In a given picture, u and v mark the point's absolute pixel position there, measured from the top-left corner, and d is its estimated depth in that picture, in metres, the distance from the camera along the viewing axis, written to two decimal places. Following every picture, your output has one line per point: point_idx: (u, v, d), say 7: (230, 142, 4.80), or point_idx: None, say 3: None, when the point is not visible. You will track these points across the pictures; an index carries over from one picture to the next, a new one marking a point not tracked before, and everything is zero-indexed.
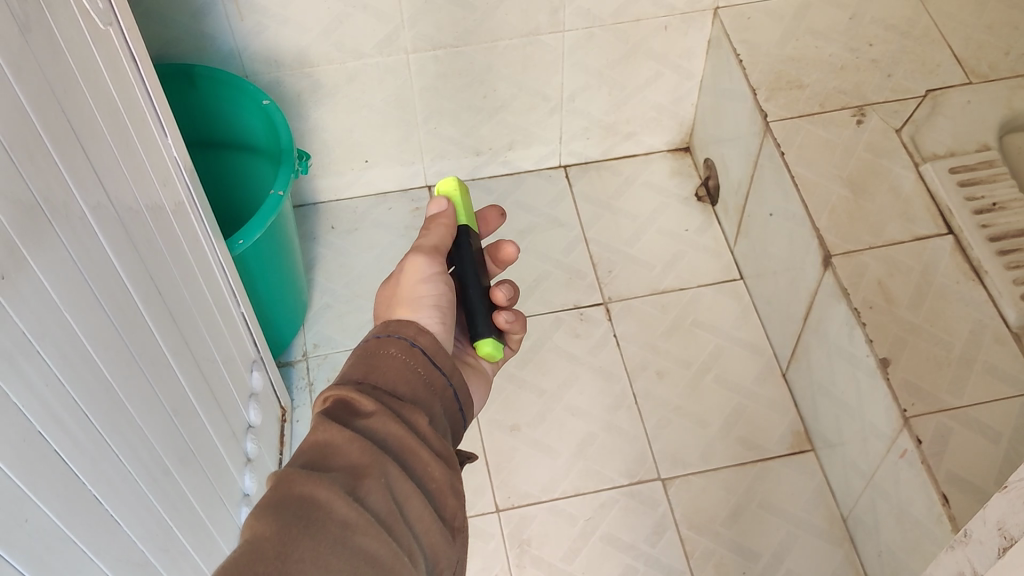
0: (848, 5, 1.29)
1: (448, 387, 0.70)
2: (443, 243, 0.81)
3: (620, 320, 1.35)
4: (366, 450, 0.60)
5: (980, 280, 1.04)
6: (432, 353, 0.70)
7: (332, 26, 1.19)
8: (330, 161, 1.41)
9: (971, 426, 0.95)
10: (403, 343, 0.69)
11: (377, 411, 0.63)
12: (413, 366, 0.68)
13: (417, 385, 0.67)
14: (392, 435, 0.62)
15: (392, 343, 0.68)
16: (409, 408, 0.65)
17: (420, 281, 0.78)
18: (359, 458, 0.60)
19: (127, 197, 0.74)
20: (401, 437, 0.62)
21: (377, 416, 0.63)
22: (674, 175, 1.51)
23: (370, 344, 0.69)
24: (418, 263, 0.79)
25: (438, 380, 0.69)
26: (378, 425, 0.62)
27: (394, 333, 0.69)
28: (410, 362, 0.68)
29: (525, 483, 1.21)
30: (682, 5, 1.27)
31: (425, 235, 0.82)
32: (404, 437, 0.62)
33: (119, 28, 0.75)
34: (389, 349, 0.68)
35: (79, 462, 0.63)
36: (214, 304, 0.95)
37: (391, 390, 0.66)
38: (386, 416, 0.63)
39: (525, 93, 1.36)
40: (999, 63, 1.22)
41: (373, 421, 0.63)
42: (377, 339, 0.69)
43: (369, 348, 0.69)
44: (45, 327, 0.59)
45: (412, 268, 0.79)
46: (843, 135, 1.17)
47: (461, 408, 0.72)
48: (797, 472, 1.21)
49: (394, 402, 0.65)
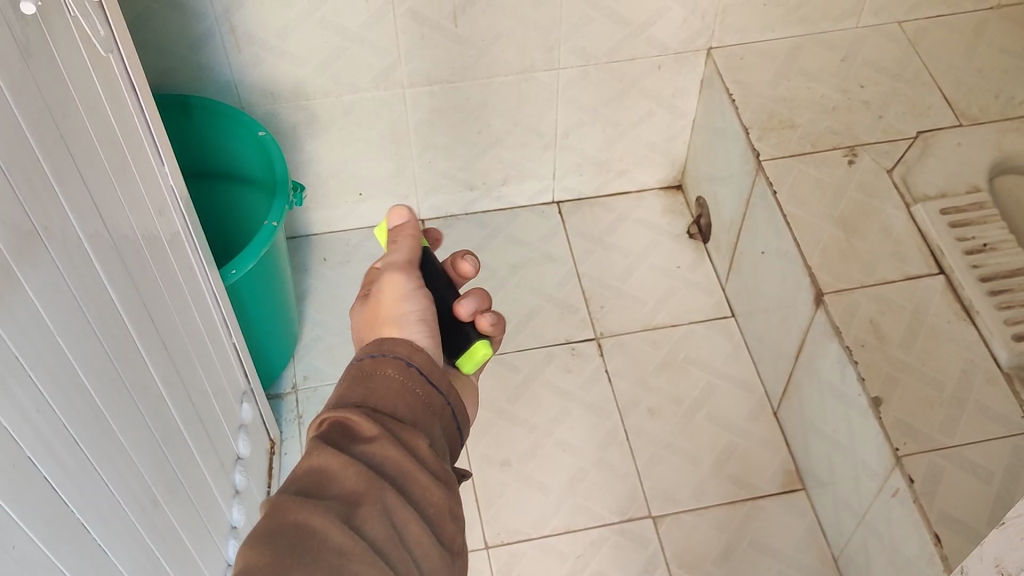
0: (840, 47, 1.31)
1: (446, 407, 0.69)
2: (415, 255, 0.80)
3: (612, 356, 1.35)
4: (364, 477, 0.60)
5: (972, 319, 1.05)
6: (428, 372, 0.68)
7: (330, 59, 1.20)
8: (323, 193, 1.41)
9: (963, 466, 0.95)
10: (398, 363, 0.67)
11: (377, 435, 0.62)
12: (410, 386, 0.66)
13: (415, 406, 0.66)
14: (391, 460, 0.61)
15: (388, 364, 0.67)
16: (407, 429, 0.64)
17: (399, 299, 0.76)
18: (354, 486, 0.59)
19: (123, 225, 0.74)
20: (399, 461, 0.61)
21: (376, 441, 0.62)
22: (667, 212, 1.51)
23: (365, 365, 0.68)
24: (393, 279, 0.77)
25: (436, 400, 0.68)
26: (376, 449, 0.61)
27: (388, 352, 0.68)
28: (407, 383, 0.66)
29: (515, 519, 1.20)
30: (675, 45, 1.29)
31: (394, 249, 0.80)
32: (403, 462, 0.61)
33: (119, 55, 0.75)
34: (385, 370, 0.67)
35: (67, 490, 0.63)
36: (208, 334, 0.95)
37: (390, 413, 0.64)
38: (385, 439, 0.62)
39: (519, 129, 1.37)
40: (990, 106, 1.24)
41: (373, 445, 0.61)
42: (372, 358, 0.68)
43: (364, 369, 0.67)
44: (38, 353, 0.59)
45: (390, 283, 0.77)
46: (835, 175, 1.18)
47: (459, 426, 0.71)
48: (788, 511, 1.20)
49: (392, 423, 0.64)
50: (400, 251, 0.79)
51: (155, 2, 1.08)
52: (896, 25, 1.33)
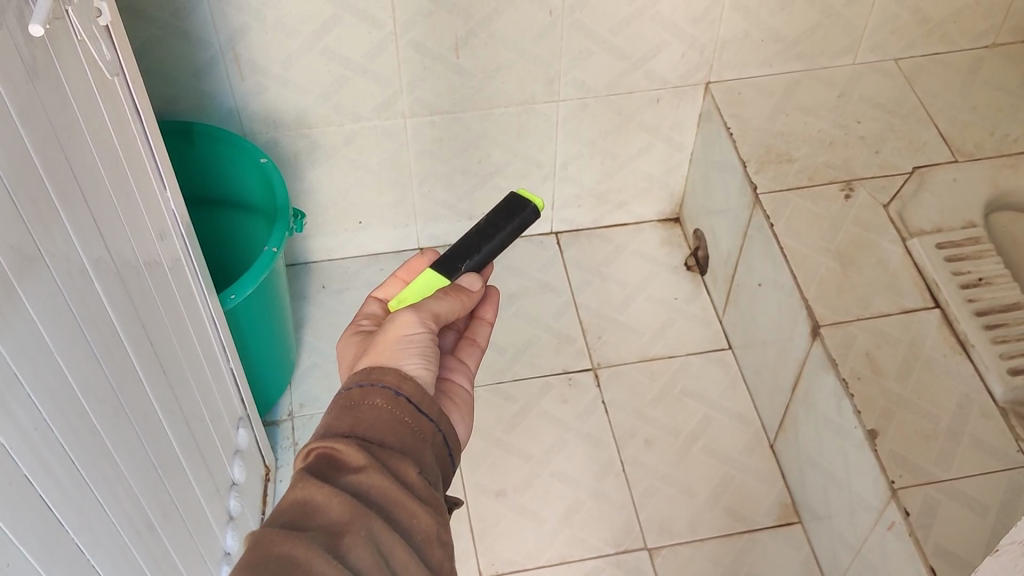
0: (837, 83, 1.32)
1: (437, 433, 0.69)
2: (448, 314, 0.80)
3: (608, 387, 1.35)
4: (347, 506, 0.59)
5: (967, 354, 1.05)
6: (417, 400, 0.68)
7: (333, 89, 1.21)
8: (323, 221, 1.42)
9: (958, 499, 0.95)
10: (387, 394, 0.67)
11: (365, 464, 0.62)
12: (398, 415, 0.67)
13: (404, 434, 0.66)
14: (378, 487, 0.61)
15: (376, 394, 0.67)
16: (395, 457, 0.64)
17: (406, 334, 0.74)
18: (339, 515, 0.59)
19: (124, 249, 0.74)
20: (385, 489, 0.61)
21: (363, 470, 0.62)
22: (665, 244, 1.52)
23: (353, 394, 0.68)
24: (408, 318, 0.76)
25: (427, 427, 0.68)
26: (363, 478, 0.62)
27: (376, 381, 0.68)
28: (395, 412, 0.67)
29: (511, 550, 1.20)
30: (673, 79, 1.30)
31: (439, 302, 0.80)
32: (390, 489, 0.62)
33: (123, 80, 0.76)
34: (373, 400, 0.67)
35: (64, 510, 0.63)
36: (206, 360, 0.95)
37: (379, 441, 0.64)
38: (372, 468, 0.62)
39: (518, 160, 1.38)
40: (985, 143, 1.25)
41: (361, 475, 0.62)
42: (360, 388, 0.68)
43: (352, 399, 0.67)
44: (37, 370, 0.59)
45: (402, 322, 0.75)
46: (831, 209, 1.19)
47: (451, 452, 0.70)
48: (784, 544, 1.20)
49: (380, 451, 0.64)
50: (437, 303, 0.79)
51: (161, 30, 1.10)
52: (893, 62, 1.35)
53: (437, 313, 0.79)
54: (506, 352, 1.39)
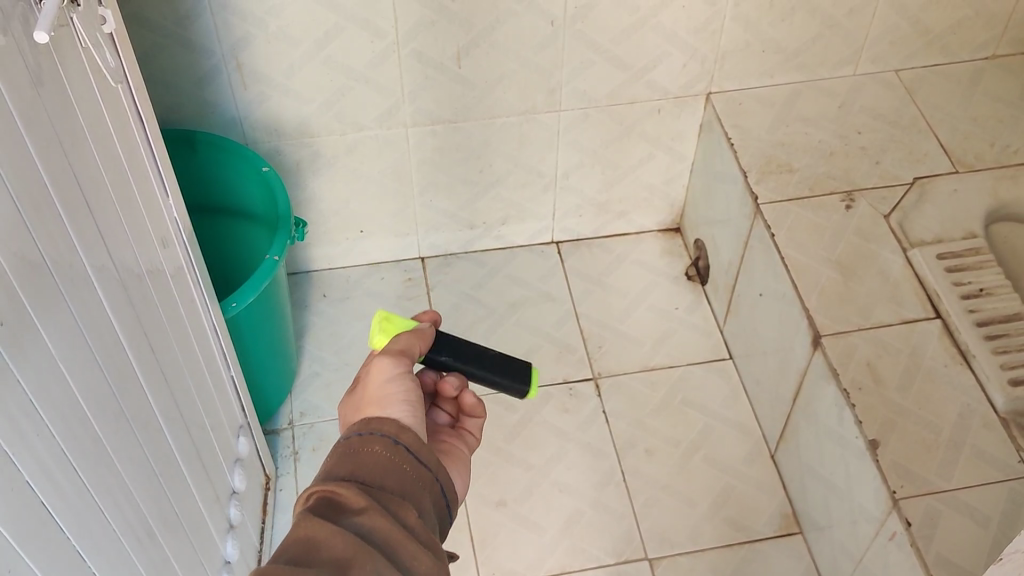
0: (837, 94, 1.33)
1: (435, 481, 0.69)
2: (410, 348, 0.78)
3: (608, 397, 1.35)
4: (349, 544, 0.59)
5: (968, 364, 1.05)
6: (416, 448, 0.68)
7: (334, 98, 1.22)
8: (324, 230, 1.42)
9: (960, 509, 0.95)
10: (386, 441, 0.67)
11: (366, 507, 0.62)
12: (398, 461, 0.66)
13: (404, 480, 0.66)
14: (379, 530, 0.61)
15: (376, 440, 0.67)
16: (396, 501, 0.64)
17: (387, 380, 0.74)
18: (342, 551, 0.59)
19: (127, 257, 0.74)
20: (386, 532, 0.61)
21: (365, 512, 0.62)
22: (665, 254, 1.52)
23: (352, 441, 0.67)
24: (382, 364, 0.75)
25: (426, 474, 0.68)
26: (365, 520, 0.61)
27: (375, 429, 0.68)
28: (395, 458, 0.66)
29: (511, 560, 1.20)
30: (675, 89, 1.31)
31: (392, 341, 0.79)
32: (392, 532, 0.61)
33: (127, 87, 0.76)
34: (373, 446, 0.66)
35: (65, 516, 0.62)
36: (207, 369, 0.95)
37: (378, 485, 0.64)
38: (374, 511, 0.62)
39: (520, 170, 1.38)
40: (985, 154, 1.25)
41: (362, 517, 0.61)
42: (359, 435, 0.67)
43: (351, 445, 0.67)
44: (39, 376, 0.59)
45: (377, 368, 0.74)
46: (832, 219, 1.19)
47: (447, 503, 0.70)
48: (785, 554, 1.20)
49: (381, 495, 0.64)
50: (400, 339, 0.78)
51: (164, 38, 1.10)
52: (893, 73, 1.35)
53: (403, 350, 0.78)
54: None
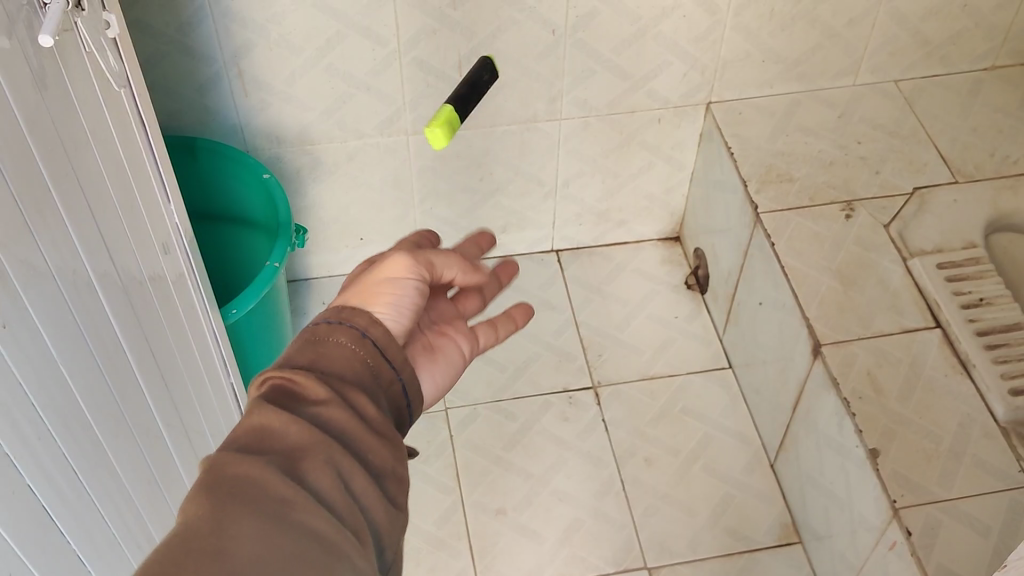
0: (837, 104, 1.33)
1: (395, 381, 0.63)
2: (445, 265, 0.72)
3: (608, 405, 1.35)
4: (306, 431, 0.53)
5: (968, 373, 1.05)
6: (383, 345, 0.63)
7: (336, 106, 1.22)
8: (324, 237, 1.42)
9: (960, 519, 0.95)
10: (353, 333, 0.62)
11: (325, 398, 0.56)
12: (362, 356, 0.61)
13: (363, 375, 0.60)
14: (339, 423, 0.56)
15: (342, 332, 0.62)
16: (354, 392, 0.58)
17: (391, 275, 0.67)
18: (299, 436, 0.53)
19: (129, 263, 0.74)
20: (344, 424, 0.56)
21: (325, 403, 0.56)
22: (665, 263, 1.52)
23: (318, 329, 0.62)
24: (398, 257, 0.69)
25: (386, 373, 0.62)
26: (324, 411, 0.56)
27: (344, 320, 0.63)
28: (358, 352, 0.61)
29: (510, 568, 1.19)
30: (675, 98, 1.31)
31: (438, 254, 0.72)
32: (349, 424, 0.56)
33: (130, 93, 0.76)
34: (338, 337, 0.61)
35: (64, 520, 0.62)
36: (207, 375, 0.95)
37: (338, 376, 0.59)
38: (335, 403, 0.56)
39: (520, 178, 1.38)
40: (985, 164, 1.26)
41: (321, 407, 0.56)
42: (325, 324, 0.62)
43: (316, 334, 0.61)
44: (41, 381, 0.59)
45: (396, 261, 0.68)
46: (832, 228, 1.20)
47: (408, 406, 0.65)
48: (784, 564, 1.19)
49: (340, 386, 0.58)
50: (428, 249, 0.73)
51: (166, 45, 1.10)
52: (893, 83, 1.35)
53: (433, 263, 0.71)
54: (506, 369, 1.39)
